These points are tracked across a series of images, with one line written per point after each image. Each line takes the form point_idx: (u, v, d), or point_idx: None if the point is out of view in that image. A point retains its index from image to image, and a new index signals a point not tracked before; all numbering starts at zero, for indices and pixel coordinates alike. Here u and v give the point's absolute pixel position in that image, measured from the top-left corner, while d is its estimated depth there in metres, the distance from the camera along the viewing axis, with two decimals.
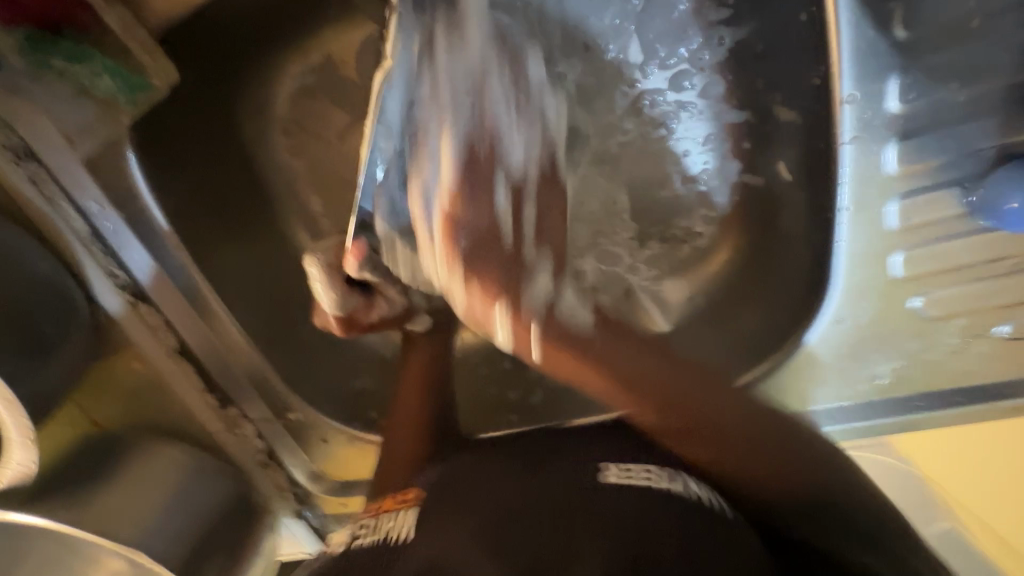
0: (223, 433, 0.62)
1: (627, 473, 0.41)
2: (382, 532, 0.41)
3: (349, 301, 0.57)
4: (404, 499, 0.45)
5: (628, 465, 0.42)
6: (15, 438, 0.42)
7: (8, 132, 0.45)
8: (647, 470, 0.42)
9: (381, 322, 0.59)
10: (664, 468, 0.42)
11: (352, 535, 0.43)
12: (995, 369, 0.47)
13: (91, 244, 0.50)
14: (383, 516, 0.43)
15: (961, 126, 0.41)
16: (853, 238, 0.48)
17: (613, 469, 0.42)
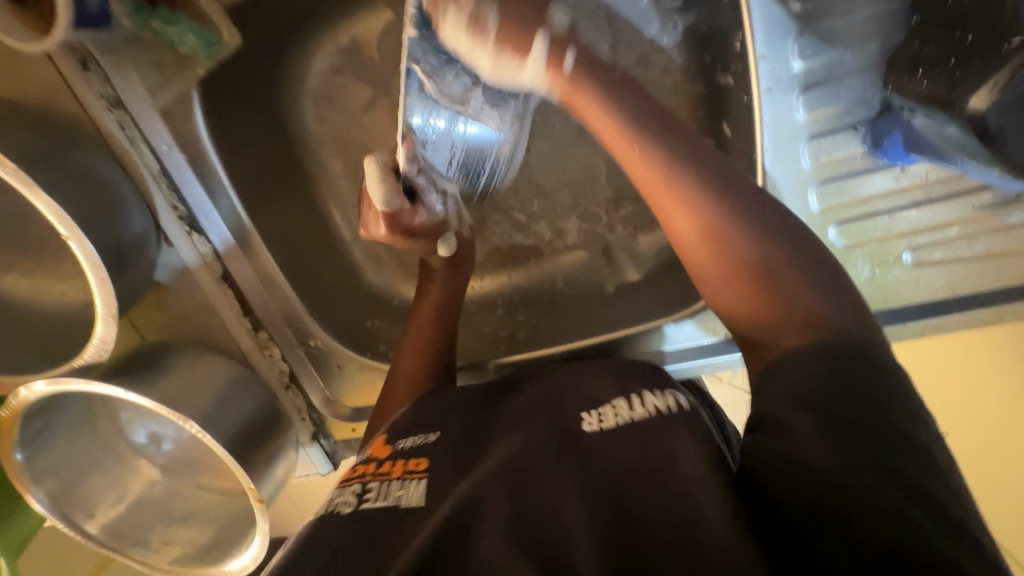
0: (255, 354, 0.72)
1: (601, 418, 0.48)
2: (393, 498, 0.46)
3: (396, 201, 0.64)
4: (413, 470, 0.49)
5: (609, 406, 0.49)
6: (102, 314, 0.52)
7: (104, 83, 0.57)
8: (614, 407, 0.48)
9: (421, 226, 0.67)
10: (629, 400, 0.49)
11: (357, 498, 0.46)
12: (907, 294, 0.59)
13: (159, 178, 0.62)
14: (391, 482, 0.47)
15: (852, 77, 0.51)
16: (780, 175, 0.55)
17: (588, 417, 0.48)
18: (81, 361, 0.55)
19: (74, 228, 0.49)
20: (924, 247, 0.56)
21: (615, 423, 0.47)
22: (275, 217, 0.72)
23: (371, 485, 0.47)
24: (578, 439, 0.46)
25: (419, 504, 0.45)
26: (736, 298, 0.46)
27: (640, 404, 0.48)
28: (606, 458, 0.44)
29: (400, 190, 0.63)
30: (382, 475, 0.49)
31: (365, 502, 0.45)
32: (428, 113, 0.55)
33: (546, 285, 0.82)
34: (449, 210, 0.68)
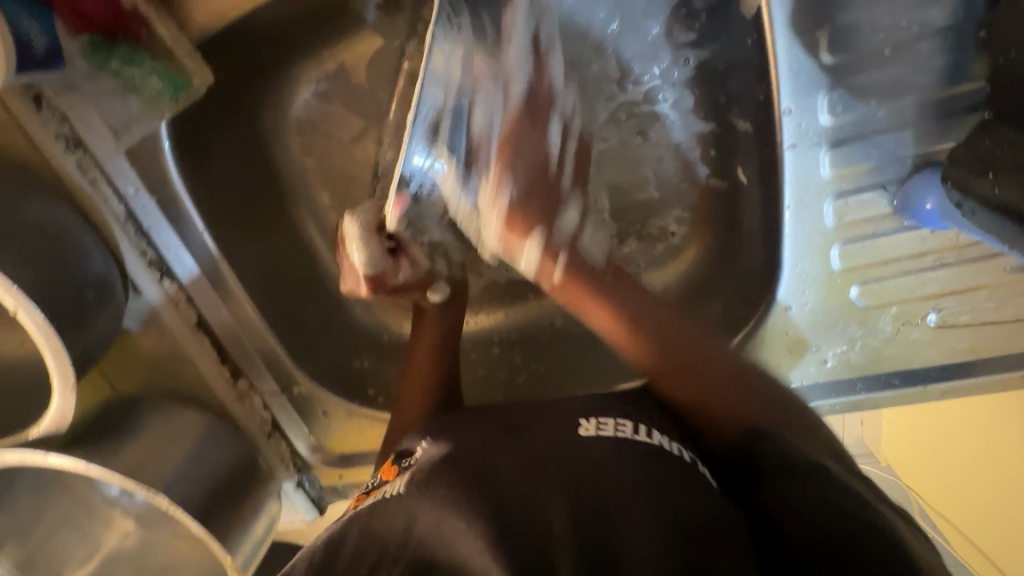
0: (234, 404, 0.67)
1: (601, 427, 0.41)
2: (380, 495, 0.41)
3: (380, 262, 0.63)
4: (405, 469, 0.44)
5: (610, 419, 0.42)
6: (58, 386, 0.47)
7: (60, 122, 0.51)
8: (619, 425, 0.41)
9: (406, 285, 0.65)
10: (637, 425, 0.41)
11: (353, 504, 0.43)
12: (929, 354, 0.54)
13: (126, 223, 0.57)
14: (383, 484, 0.43)
15: (886, 134, 0.48)
16: (798, 233, 0.52)
17: (586, 424, 0.41)
18: (38, 432, 0.50)
19: (22, 299, 0.44)
20: (951, 309, 0.53)
21: (611, 436, 0.40)
22: (255, 256, 0.67)
23: (364, 493, 0.42)
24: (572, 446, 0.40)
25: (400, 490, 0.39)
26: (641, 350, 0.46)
27: (647, 435, 0.41)
28: (598, 465, 0.38)
29: (383, 251, 0.63)
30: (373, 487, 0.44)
31: (359, 504, 0.41)
32: (429, 153, 0.49)
33: (546, 323, 0.78)
34: (436, 262, 0.67)
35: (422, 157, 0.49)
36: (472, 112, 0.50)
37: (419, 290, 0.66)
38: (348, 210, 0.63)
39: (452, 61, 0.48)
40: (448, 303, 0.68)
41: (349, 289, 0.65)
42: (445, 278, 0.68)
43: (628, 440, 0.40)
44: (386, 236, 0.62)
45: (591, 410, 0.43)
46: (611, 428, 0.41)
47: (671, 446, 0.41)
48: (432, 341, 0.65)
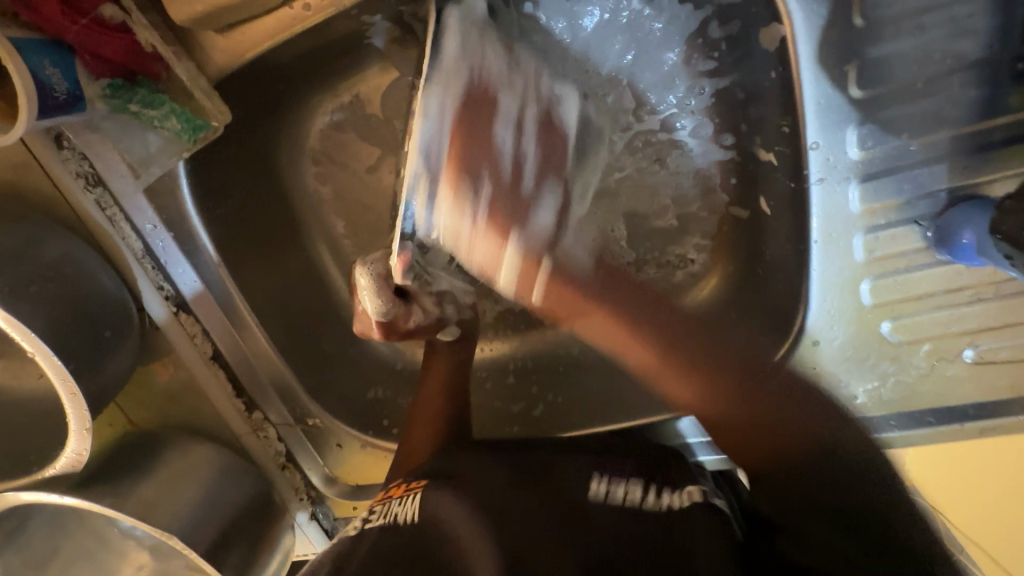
0: (249, 436, 0.67)
1: (609, 489, 0.49)
2: (391, 517, 0.47)
3: (392, 309, 0.63)
4: (412, 487, 0.50)
5: (621, 485, 0.50)
6: (75, 428, 0.47)
7: (81, 160, 0.52)
8: (628, 491, 0.49)
9: (418, 328, 0.65)
10: (646, 489, 0.50)
11: (362, 522, 0.49)
12: (977, 391, 0.52)
13: (143, 259, 0.57)
14: (392, 501, 0.49)
15: (921, 168, 0.46)
16: (824, 267, 0.52)
17: (597, 482, 0.50)
18: (53, 471, 0.50)
19: (40, 342, 0.45)
20: (990, 346, 0.51)
21: (620, 501, 0.49)
22: (271, 288, 0.67)
23: (375, 509, 0.50)
24: (585, 510, 0.48)
25: (414, 519, 0.46)
26: (689, 393, 0.58)
27: (656, 498, 0.49)
28: (618, 531, 0.46)
29: (392, 297, 0.63)
30: (385, 498, 0.51)
31: (368, 522, 0.48)
32: (431, 207, 0.46)
33: (563, 352, 0.76)
34: (446, 308, 0.67)
35: (425, 211, 0.46)
36: (478, 149, 0.47)
37: (430, 333, 0.66)
38: (359, 261, 0.64)
39: (441, 105, 0.43)
40: (461, 341, 0.68)
41: (360, 331, 0.65)
42: (456, 321, 0.68)
43: (635, 507, 0.48)
44: (396, 286, 0.62)
45: (604, 472, 0.52)
46: (621, 493, 0.49)
47: (671, 501, 0.49)
48: (445, 378, 0.65)
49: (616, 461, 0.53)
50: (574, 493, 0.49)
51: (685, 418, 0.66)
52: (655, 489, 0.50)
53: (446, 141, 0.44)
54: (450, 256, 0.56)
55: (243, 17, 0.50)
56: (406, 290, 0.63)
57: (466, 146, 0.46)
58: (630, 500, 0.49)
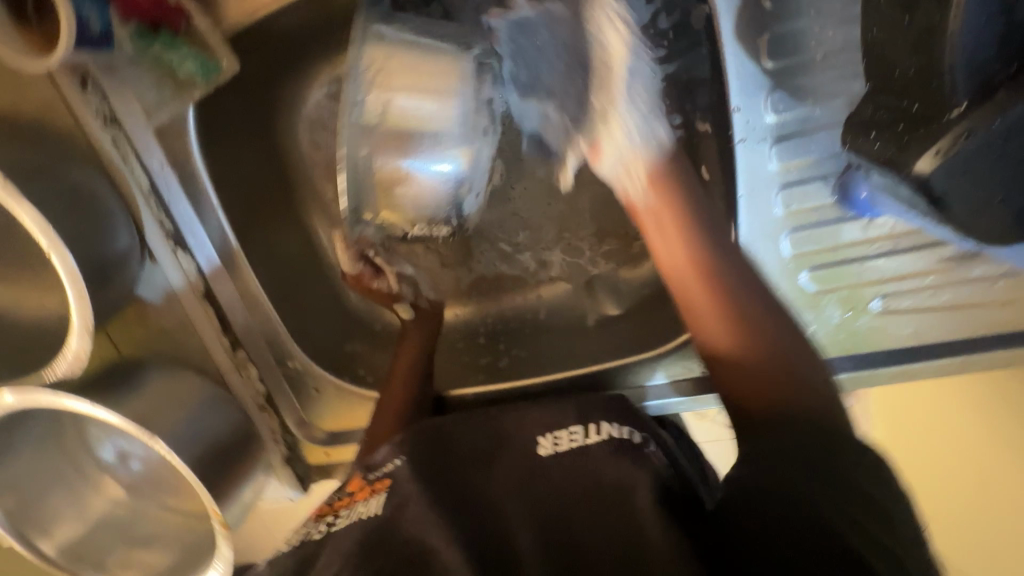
0: (231, 373, 0.71)
1: (555, 445, 0.56)
2: (357, 515, 0.54)
3: (357, 266, 0.77)
4: (376, 487, 0.56)
5: (562, 437, 0.57)
6: (77, 328, 0.52)
7: (101, 101, 0.58)
8: (570, 437, 0.56)
9: (377, 288, 0.80)
10: (586, 431, 0.56)
11: (327, 524, 0.55)
12: (893, 337, 0.60)
13: (149, 195, 0.63)
14: (357, 503, 0.56)
15: (825, 131, 0.52)
16: (750, 221, 0.57)
17: (544, 440, 0.57)
18: (54, 375, 0.55)
19: (57, 241, 0.49)
20: (893, 295, 0.59)
21: (565, 450, 0.55)
22: (263, 238, 0.73)
23: (341, 513, 0.55)
24: (536, 468, 0.55)
25: (382, 513, 0.52)
26: (721, 334, 0.50)
27: (597, 434, 0.56)
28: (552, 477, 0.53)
29: (356, 258, 0.77)
30: (350, 501, 0.57)
31: (335, 524, 0.54)
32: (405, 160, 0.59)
33: (528, 315, 0.84)
34: (403, 286, 0.82)
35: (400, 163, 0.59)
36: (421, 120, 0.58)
37: (388, 302, 0.80)
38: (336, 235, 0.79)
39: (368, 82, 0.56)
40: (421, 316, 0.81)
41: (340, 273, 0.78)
42: (410, 300, 0.82)
43: (580, 450, 0.54)
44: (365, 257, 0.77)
45: (551, 430, 0.59)
46: (563, 444, 0.56)
47: (614, 436, 0.55)
48: (413, 356, 0.75)
49: (562, 414, 0.60)
50: (526, 454, 0.57)
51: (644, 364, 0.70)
52: (597, 428, 0.56)
53: (386, 116, 0.57)
54: (406, 214, 0.63)
55: None
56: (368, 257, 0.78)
57: (404, 114, 0.57)
58: (570, 447, 0.55)
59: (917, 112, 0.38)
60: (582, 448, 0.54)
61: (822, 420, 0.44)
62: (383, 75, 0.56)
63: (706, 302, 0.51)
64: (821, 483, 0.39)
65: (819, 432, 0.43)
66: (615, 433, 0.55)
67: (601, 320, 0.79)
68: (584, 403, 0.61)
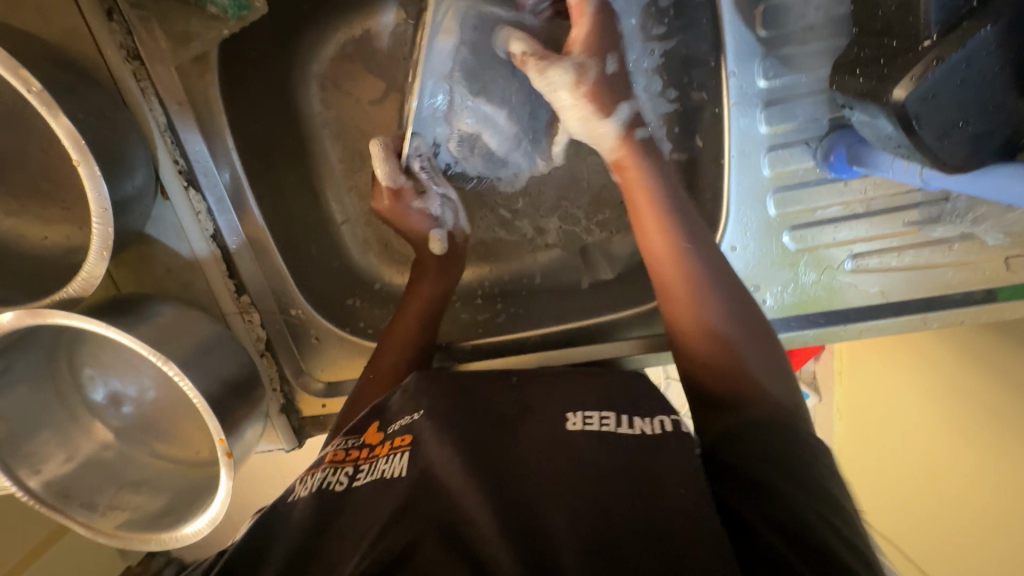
0: (234, 317, 0.72)
1: (586, 421, 0.55)
2: (380, 476, 0.53)
3: (398, 179, 0.73)
4: (399, 447, 0.55)
5: (595, 415, 0.55)
6: (95, 247, 0.53)
7: (125, 34, 0.60)
8: (602, 419, 0.55)
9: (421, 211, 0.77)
10: (619, 417, 0.55)
11: (348, 478, 0.54)
12: (862, 296, 0.66)
13: (164, 131, 0.64)
14: (380, 463, 0.55)
15: (810, 98, 0.58)
16: (740, 179, 0.63)
17: (574, 418, 0.55)
18: (71, 292, 0.56)
19: (86, 154, 0.50)
20: (864, 256, 0.64)
21: (596, 429, 0.54)
22: (271, 187, 0.75)
23: (362, 467, 0.55)
24: (567, 440, 0.53)
25: (403, 478, 0.52)
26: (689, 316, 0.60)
27: (629, 425, 0.54)
28: (582, 456, 0.51)
29: (399, 169, 0.72)
30: (370, 458, 0.56)
31: (355, 479, 0.54)
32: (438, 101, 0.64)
33: (525, 279, 0.87)
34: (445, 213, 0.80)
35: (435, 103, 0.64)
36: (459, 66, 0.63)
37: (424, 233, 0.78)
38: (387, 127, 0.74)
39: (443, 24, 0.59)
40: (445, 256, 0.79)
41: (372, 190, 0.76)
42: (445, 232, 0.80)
43: (614, 432, 0.53)
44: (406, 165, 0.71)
45: (580, 409, 0.57)
46: (595, 422, 0.54)
47: (651, 427, 0.53)
48: (422, 312, 0.75)
49: (587, 397, 0.59)
50: (554, 427, 0.55)
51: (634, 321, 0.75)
52: (626, 416, 0.55)
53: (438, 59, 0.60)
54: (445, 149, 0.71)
55: None
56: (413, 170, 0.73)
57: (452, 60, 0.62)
58: (603, 427, 0.54)
59: (896, 46, 0.44)
60: (610, 433, 0.53)
61: (794, 451, 0.47)
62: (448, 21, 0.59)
63: (682, 287, 0.61)
64: (778, 500, 0.43)
65: (773, 447, 0.48)
66: (654, 424, 0.54)
67: (595, 284, 0.83)
68: (608, 388, 0.61)
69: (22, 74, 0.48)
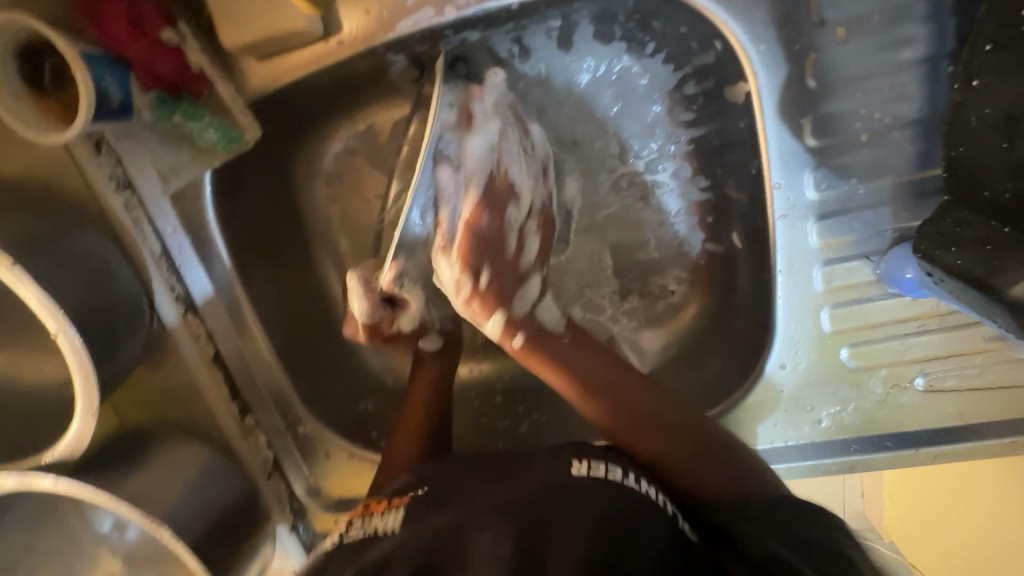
0: (238, 440, 0.68)
1: (591, 468, 0.46)
2: (372, 528, 0.47)
3: (377, 312, 0.67)
4: (395, 504, 0.49)
5: (601, 466, 0.46)
6: (81, 410, 0.49)
7: (115, 165, 0.56)
8: (606, 470, 0.46)
9: (399, 332, 0.70)
10: (625, 471, 0.47)
11: (340, 535, 0.48)
12: (931, 417, 0.57)
13: (160, 260, 0.60)
14: (373, 517, 0.49)
15: (868, 210, 0.51)
16: (789, 294, 0.55)
17: (578, 464, 0.46)
18: (53, 455, 0.51)
19: (64, 322, 0.46)
20: (937, 374, 0.56)
21: (600, 477, 0.45)
22: (272, 295, 0.70)
23: (355, 523, 0.49)
24: (567, 484, 0.44)
25: (395, 527, 0.46)
26: (595, 407, 0.58)
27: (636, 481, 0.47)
28: (593, 505, 0.43)
29: (378, 302, 0.66)
30: (366, 513, 0.50)
31: (346, 535, 0.48)
32: (431, 209, 0.58)
33: (547, 376, 0.80)
34: (429, 315, 0.71)
35: (426, 212, 0.57)
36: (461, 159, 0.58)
37: (414, 340, 0.72)
38: (353, 267, 0.65)
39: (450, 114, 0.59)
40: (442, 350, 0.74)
41: (348, 333, 0.69)
42: (437, 330, 0.73)
43: (614, 482, 0.45)
44: (383, 295, 0.66)
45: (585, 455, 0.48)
46: (600, 471, 0.46)
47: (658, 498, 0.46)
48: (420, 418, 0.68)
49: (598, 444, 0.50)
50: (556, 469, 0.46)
51: None
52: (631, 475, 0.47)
53: (444, 146, 0.57)
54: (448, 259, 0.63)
55: (281, 47, 0.53)
56: (393, 298, 0.67)
57: (454, 160, 0.58)
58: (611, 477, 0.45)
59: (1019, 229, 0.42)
60: (605, 483, 0.45)
61: (793, 536, 0.45)
62: (451, 112, 0.59)
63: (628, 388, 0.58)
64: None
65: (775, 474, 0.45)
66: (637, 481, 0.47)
67: None
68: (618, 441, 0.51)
69: None
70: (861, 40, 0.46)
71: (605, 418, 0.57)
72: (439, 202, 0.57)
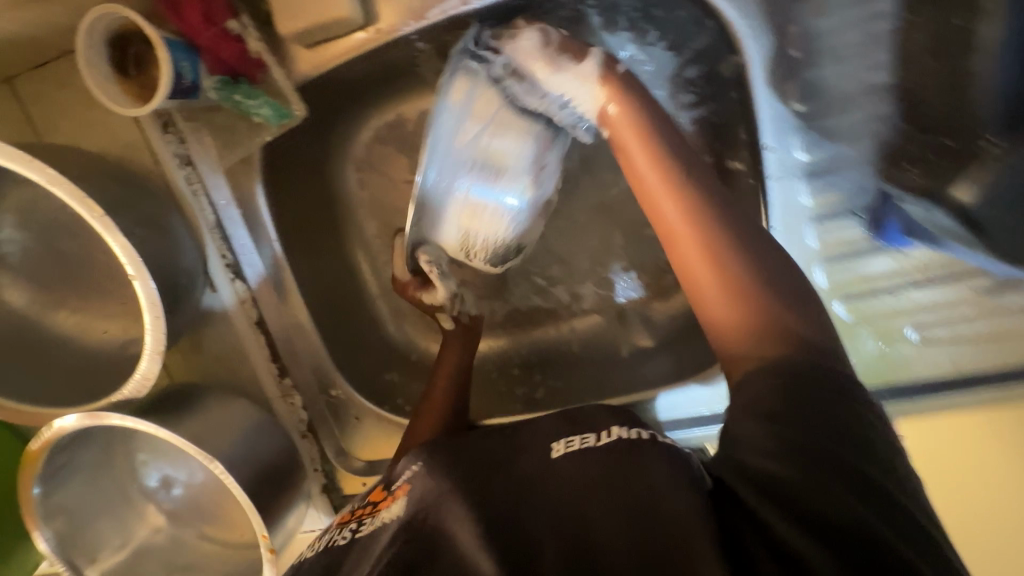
0: (277, 400, 0.74)
1: (568, 443, 0.47)
2: (377, 520, 0.48)
3: (404, 274, 0.74)
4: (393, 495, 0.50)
5: (576, 437, 0.47)
6: (150, 350, 0.55)
7: (179, 145, 0.65)
8: (585, 436, 0.47)
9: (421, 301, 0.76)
10: (600, 431, 0.47)
11: (350, 532, 0.49)
12: (927, 368, 0.61)
13: (214, 229, 0.68)
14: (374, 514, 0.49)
15: (855, 169, 0.56)
16: (786, 252, 0.60)
17: (557, 445, 0.47)
18: (122, 394, 0.58)
19: (141, 269, 0.53)
20: (929, 326, 0.60)
21: (579, 447, 0.46)
22: (309, 268, 0.76)
23: (362, 521, 0.49)
24: (550, 468, 0.45)
25: (399, 513, 0.46)
26: (727, 317, 0.47)
27: (606, 435, 0.46)
28: (580, 479, 0.43)
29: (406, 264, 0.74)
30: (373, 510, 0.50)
31: (356, 531, 0.48)
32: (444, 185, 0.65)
33: (562, 349, 0.85)
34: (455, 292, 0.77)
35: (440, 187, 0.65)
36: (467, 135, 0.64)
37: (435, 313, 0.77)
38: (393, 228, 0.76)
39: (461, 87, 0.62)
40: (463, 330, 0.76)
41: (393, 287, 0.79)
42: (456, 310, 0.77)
43: (593, 447, 0.45)
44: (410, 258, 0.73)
45: (564, 433, 0.49)
46: (578, 442, 0.46)
47: (630, 434, 0.46)
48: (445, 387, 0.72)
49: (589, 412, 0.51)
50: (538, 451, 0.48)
51: (673, 392, 0.73)
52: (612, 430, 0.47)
53: (449, 124, 0.62)
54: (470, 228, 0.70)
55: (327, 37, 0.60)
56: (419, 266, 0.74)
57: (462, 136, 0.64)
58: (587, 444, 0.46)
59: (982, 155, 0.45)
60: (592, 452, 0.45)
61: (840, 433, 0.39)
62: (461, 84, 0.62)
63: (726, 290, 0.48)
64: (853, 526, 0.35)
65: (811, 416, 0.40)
66: (631, 431, 0.46)
67: (636, 351, 0.80)
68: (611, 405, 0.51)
69: (88, 202, 0.51)
70: (839, 14, 0.51)
71: (735, 333, 0.47)
72: (446, 177, 0.65)
